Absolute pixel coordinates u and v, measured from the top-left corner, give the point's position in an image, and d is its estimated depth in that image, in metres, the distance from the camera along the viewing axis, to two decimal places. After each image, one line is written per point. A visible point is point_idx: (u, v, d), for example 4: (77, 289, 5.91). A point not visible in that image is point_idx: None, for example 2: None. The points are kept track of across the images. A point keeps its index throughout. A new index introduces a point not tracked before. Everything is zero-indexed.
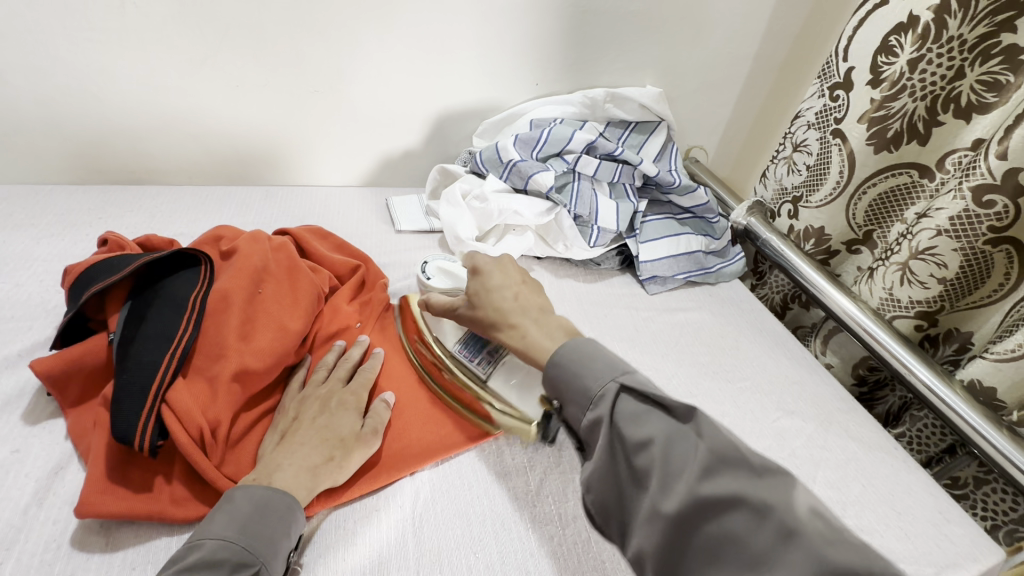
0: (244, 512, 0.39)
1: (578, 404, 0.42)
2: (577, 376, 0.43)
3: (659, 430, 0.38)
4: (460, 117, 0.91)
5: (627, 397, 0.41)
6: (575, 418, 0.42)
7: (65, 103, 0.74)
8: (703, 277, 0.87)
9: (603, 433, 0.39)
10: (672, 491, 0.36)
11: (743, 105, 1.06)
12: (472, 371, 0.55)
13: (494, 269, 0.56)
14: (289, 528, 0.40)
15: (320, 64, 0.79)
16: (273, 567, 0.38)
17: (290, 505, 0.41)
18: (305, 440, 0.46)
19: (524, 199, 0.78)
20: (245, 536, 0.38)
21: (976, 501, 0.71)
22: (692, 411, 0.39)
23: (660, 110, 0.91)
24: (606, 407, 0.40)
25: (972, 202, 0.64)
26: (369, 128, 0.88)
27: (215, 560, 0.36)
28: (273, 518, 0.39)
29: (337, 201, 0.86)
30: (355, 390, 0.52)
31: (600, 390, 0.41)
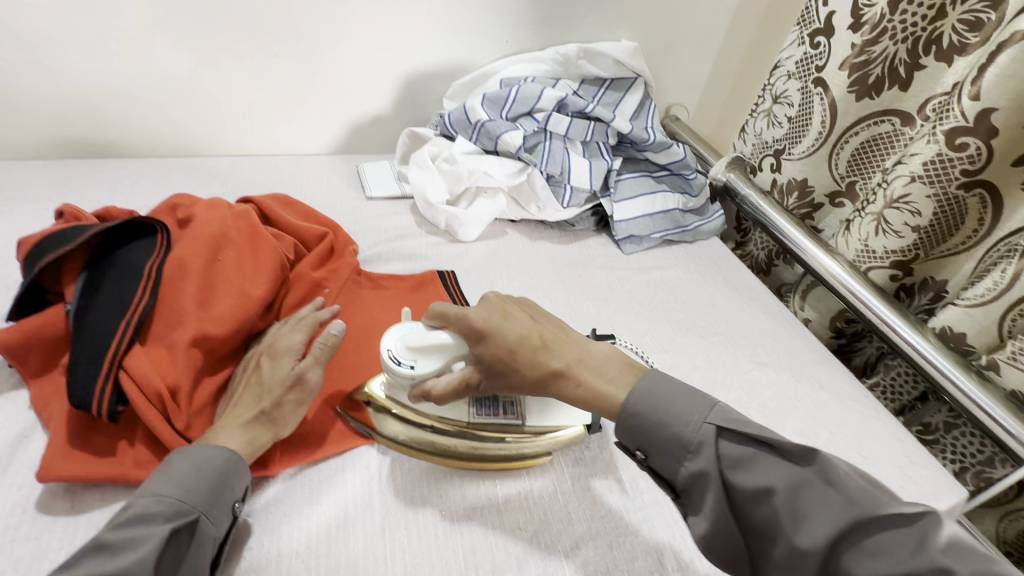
0: (180, 470, 0.40)
1: (670, 454, 0.41)
2: (666, 423, 0.41)
3: (779, 478, 0.38)
4: (429, 78, 0.88)
5: (727, 438, 0.40)
6: (665, 468, 0.42)
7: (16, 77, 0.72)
8: (680, 236, 0.86)
9: (710, 486, 0.39)
10: (805, 529, 0.36)
11: (724, 58, 1.03)
12: (501, 424, 0.50)
13: (500, 319, 0.46)
14: (230, 482, 0.41)
15: (278, 26, 0.76)
16: (216, 519, 0.40)
17: (230, 461, 0.42)
18: (239, 399, 0.46)
19: (494, 160, 0.76)
20: (182, 491, 0.39)
21: (945, 446, 0.72)
22: (811, 453, 0.38)
23: (636, 65, 0.89)
24: (710, 459, 0.39)
25: (946, 146, 0.62)
26: (334, 92, 0.85)
27: (148, 514, 0.37)
28: (211, 473, 0.40)
29: (306, 170, 0.84)
30: (293, 339, 0.50)
31: (695, 437, 0.40)
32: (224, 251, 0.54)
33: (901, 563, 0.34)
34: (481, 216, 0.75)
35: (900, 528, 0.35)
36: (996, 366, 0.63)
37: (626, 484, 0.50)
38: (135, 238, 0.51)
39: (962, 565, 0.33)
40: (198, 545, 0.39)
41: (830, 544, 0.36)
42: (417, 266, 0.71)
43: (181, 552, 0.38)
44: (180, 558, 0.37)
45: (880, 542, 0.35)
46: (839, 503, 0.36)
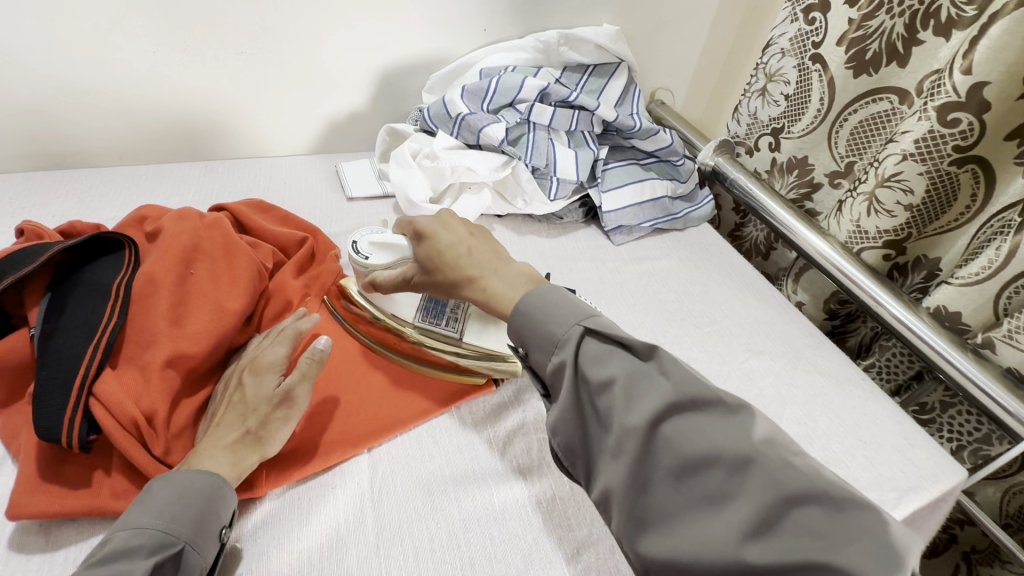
0: (161, 499, 0.38)
1: (543, 350, 0.42)
2: (541, 322, 0.43)
3: (622, 369, 0.39)
4: (406, 72, 0.85)
5: (591, 339, 0.41)
6: (541, 364, 0.42)
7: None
8: (670, 224, 0.85)
9: (568, 376, 0.40)
10: (635, 410, 0.37)
11: (710, 40, 1.01)
12: (443, 333, 0.55)
13: (438, 228, 0.51)
14: (215, 509, 0.39)
15: (245, 22, 0.73)
16: (201, 548, 0.38)
17: (214, 487, 0.40)
18: (222, 419, 0.44)
19: (477, 154, 0.74)
20: (164, 521, 0.37)
21: (942, 425, 0.72)
22: (653, 349, 0.39)
23: (619, 50, 0.87)
24: (570, 351, 0.40)
25: (936, 121, 0.61)
26: (308, 90, 0.82)
27: (129, 547, 0.35)
28: (193, 500, 0.38)
29: (282, 172, 0.81)
30: (275, 353, 0.48)
31: (564, 335, 0.41)
32: (196, 263, 0.51)
33: (714, 442, 0.35)
34: (466, 214, 0.73)
35: (718, 414, 0.36)
36: (992, 344, 0.63)
37: None
38: (100, 255, 0.48)
39: (773, 451, 0.35)
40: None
41: (654, 421, 0.36)
42: None
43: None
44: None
45: (698, 426, 0.36)
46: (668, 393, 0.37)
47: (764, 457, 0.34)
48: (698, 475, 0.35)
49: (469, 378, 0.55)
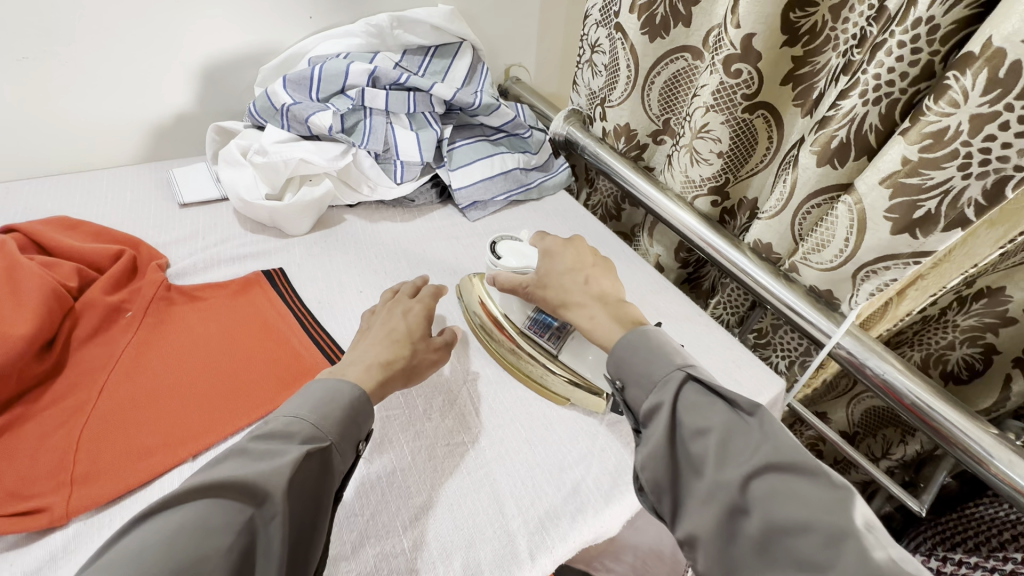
0: (316, 395, 0.44)
1: (642, 387, 0.46)
2: (645, 364, 0.46)
3: (718, 421, 0.41)
4: (232, 67, 0.81)
5: (692, 385, 0.44)
6: (637, 402, 0.46)
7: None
8: (526, 194, 0.87)
9: (662, 416, 0.43)
10: (728, 465, 0.39)
11: (549, 15, 1.04)
12: (541, 345, 0.58)
13: (567, 252, 0.58)
14: (359, 422, 0.44)
15: (23, 25, 0.65)
16: (342, 453, 0.42)
17: (364, 402, 0.45)
18: (374, 344, 0.52)
19: (311, 145, 0.72)
20: (321, 416, 0.42)
21: (776, 347, 0.80)
22: (755, 406, 0.42)
23: (456, 30, 0.89)
24: (669, 393, 0.43)
25: (726, 74, 0.67)
26: (122, 95, 0.76)
27: (288, 431, 0.40)
28: (343, 408, 0.44)
29: (103, 185, 0.75)
30: (423, 300, 0.58)
31: (664, 376, 0.45)
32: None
33: (809, 514, 0.36)
34: (306, 207, 0.71)
35: (821, 486, 0.37)
36: (796, 268, 0.70)
37: (469, 446, 0.52)
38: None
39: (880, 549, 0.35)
40: (327, 473, 0.41)
41: (747, 477, 0.38)
42: (240, 269, 0.66)
43: (312, 475, 0.40)
44: (315, 477, 0.40)
45: (795, 492, 0.37)
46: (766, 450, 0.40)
47: (872, 549, 0.34)
48: (787, 540, 0.36)
49: (551, 395, 0.57)
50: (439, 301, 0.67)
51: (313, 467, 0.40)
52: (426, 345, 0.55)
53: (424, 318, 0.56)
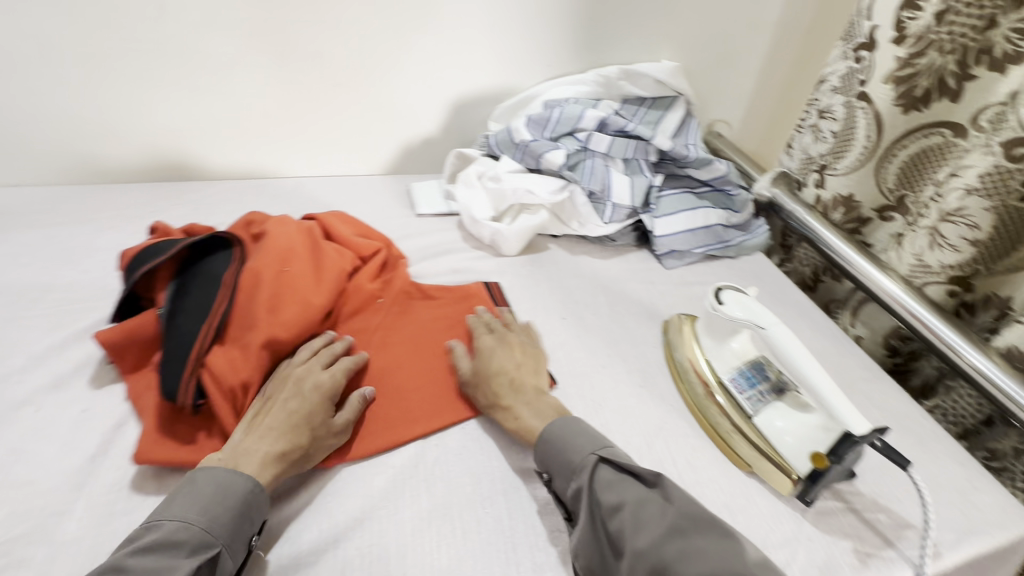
0: (205, 493, 0.43)
1: (563, 477, 0.47)
2: (563, 449, 0.49)
3: (631, 495, 0.44)
4: (475, 102, 0.93)
5: (605, 466, 0.47)
6: (561, 490, 0.48)
7: (92, 99, 0.77)
8: (723, 251, 0.87)
9: (584, 500, 0.45)
10: (642, 533, 0.41)
11: (767, 75, 1.03)
12: (739, 402, 0.58)
13: (494, 350, 0.59)
14: (253, 518, 0.43)
15: (344, 59, 0.83)
16: (234, 553, 0.42)
17: (257, 493, 0.44)
18: (272, 425, 0.48)
19: (537, 178, 0.80)
20: (207, 524, 0.41)
21: (1016, 472, 0.68)
22: (658, 477, 0.44)
23: (677, 84, 0.92)
24: (586, 477, 0.45)
25: (1004, 156, 0.62)
26: (392, 118, 0.91)
27: (173, 541, 0.39)
28: (234, 504, 0.43)
29: (361, 191, 0.90)
30: (334, 375, 0.53)
31: (581, 462, 0.47)
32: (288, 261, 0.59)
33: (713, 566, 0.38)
34: (524, 232, 0.78)
35: (723, 540, 0.40)
36: None
37: None
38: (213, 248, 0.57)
39: None
40: None
41: (660, 544, 0.40)
42: (463, 279, 0.74)
43: None
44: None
45: (700, 548, 0.40)
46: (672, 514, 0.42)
47: None
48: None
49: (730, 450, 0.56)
50: (635, 343, 0.68)
51: None
52: (324, 432, 0.50)
53: (322, 403, 0.50)
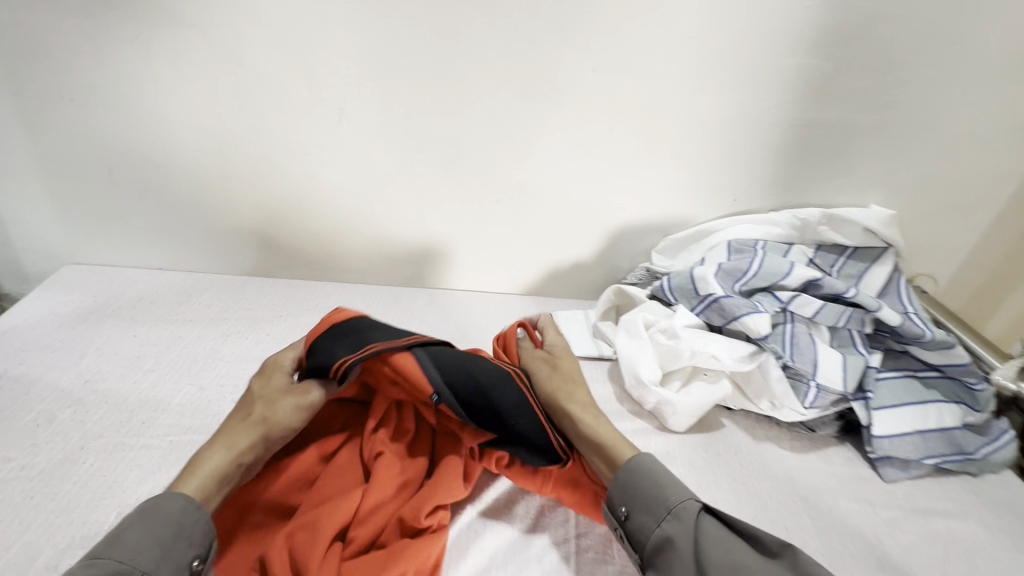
0: (150, 524, 0.40)
1: (651, 513, 0.46)
2: (657, 488, 0.47)
3: (749, 558, 0.42)
4: (640, 231, 0.80)
5: (708, 516, 0.45)
6: (643, 528, 0.46)
7: (246, 195, 0.73)
8: (963, 464, 0.65)
9: (680, 552, 0.43)
10: None
11: (998, 231, 0.84)
12: None
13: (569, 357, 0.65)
14: (189, 538, 0.41)
15: (507, 177, 0.74)
16: None
17: (191, 510, 0.42)
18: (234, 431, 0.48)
19: (723, 341, 0.64)
20: (131, 551, 0.39)
21: None
22: (784, 547, 0.42)
23: (892, 236, 0.75)
24: (688, 525, 0.44)
25: None
26: (545, 239, 0.80)
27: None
28: (159, 526, 0.40)
29: (500, 314, 0.79)
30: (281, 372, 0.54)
31: (678, 503, 0.46)
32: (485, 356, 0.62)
33: None
34: (701, 407, 0.62)
35: None
36: None
37: None
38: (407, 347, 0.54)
39: None
40: None
41: None
42: None
43: None
44: None
45: None
46: None
47: None
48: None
49: None
50: None
51: None
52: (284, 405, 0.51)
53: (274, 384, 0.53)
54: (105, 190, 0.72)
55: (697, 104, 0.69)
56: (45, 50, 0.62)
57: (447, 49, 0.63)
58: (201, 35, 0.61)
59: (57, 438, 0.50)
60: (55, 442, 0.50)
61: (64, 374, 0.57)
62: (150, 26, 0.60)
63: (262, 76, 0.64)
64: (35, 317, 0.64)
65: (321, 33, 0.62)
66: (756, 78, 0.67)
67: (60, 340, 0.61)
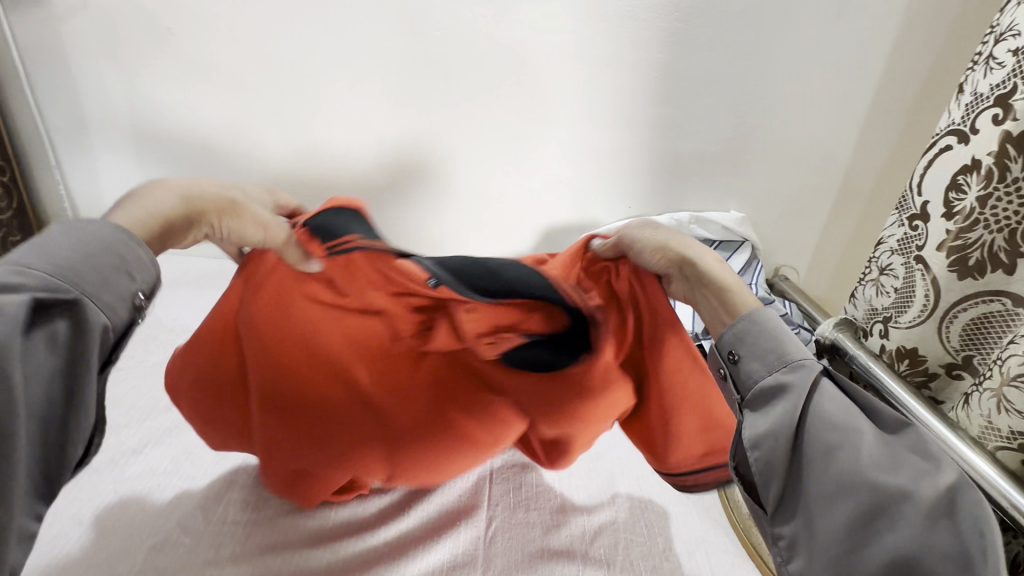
0: (84, 243, 0.45)
1: (765, 361, 0.53)
2: (767, 345, 0.53)
3: (862, 419, 0.48)
4: (564, 231, 1.10)
5: (826, 380, 0.52)
6: (751, 374, 0.54)
7: None
8: None
9: (785, 396, 0.51)
10: (863, 455, 0.46)
11: (833, 231, 1.13)
12: None
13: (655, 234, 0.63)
14: (129, 273, 0.47)
15: (463, 189, 1.04)
16: (96, 301, 0.44)
17: (134, 248, 0.48)
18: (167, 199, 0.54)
19: None
20: (65, 266, 0.43)
21: None
22: (899, 423, 0.49)
23: (743, 231, 1.06)
24: (801, 377, 0.51)
25: None
26: (494, 236, 1.10)
27: (40, 286, 0.41)
28: (96, 253, 0.45)
29: None
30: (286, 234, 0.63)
31: (796, 360, 0.52)
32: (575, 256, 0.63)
33: (902, 484, 0.44)
34: None
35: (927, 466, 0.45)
36: None
37: None
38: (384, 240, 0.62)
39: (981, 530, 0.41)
40: (79, 330, 0.43)
41: (895, 482, 0.44)
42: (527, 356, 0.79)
43: (61, 335, 0.42)
44: (60, 338, 0.42)
45: (895, 464, 0.46)
46: (899, 450, 0.47)
47: (969, 519, 0.42)
48: (894, 509, 0.44)
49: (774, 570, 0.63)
50: None
51: (58, 317, 0.42)
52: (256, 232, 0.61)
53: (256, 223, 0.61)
54: None
55: (593, 139, 1.00)
56: (152, 105, 0.93)
57: (419, 104, 0.95)
58: (258, 96, 0.93)
59: None
60: None
61: None
62: (225, 90, 0.92)
63: (295, 121, 0.95)
64: None
65: (336, 94, 0.93)
66: (631, 121, 0.98)
67: None
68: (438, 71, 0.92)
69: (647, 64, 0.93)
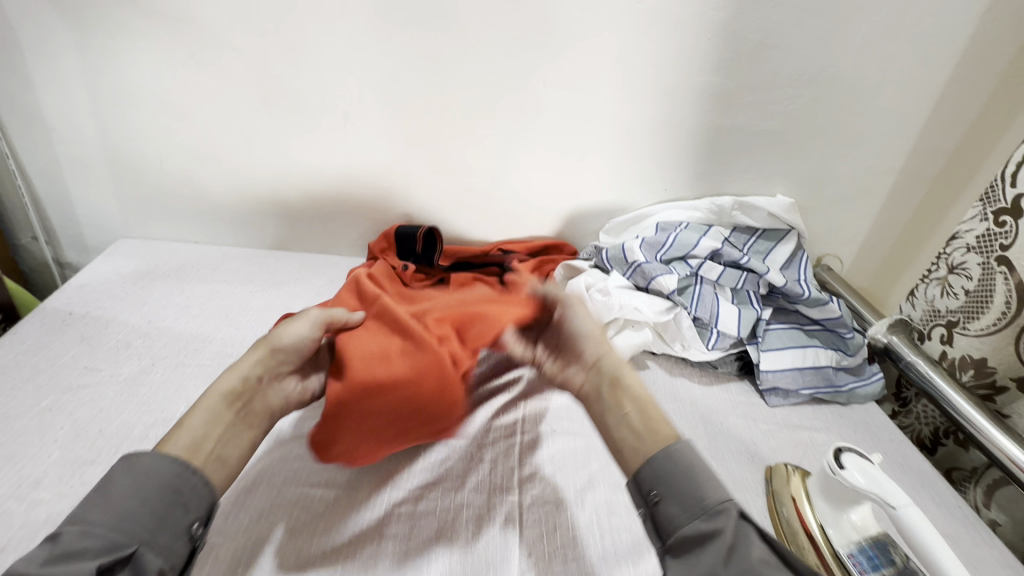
0: (126, 488, 0.46)
1: (685, 508, 0.49)
2: (698, 488, 0.50)
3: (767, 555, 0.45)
4: (589, 215, 0.98)
5: (746, 521, 0.48)
6: (671, 517, 0.50)
7: (269, 182, 0.90)
8: (832, 396, 0.82)
9: (715, 543, 0.47)
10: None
11: (887, 218, 1.01)
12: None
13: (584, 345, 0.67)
14: (184, 504, 0.48)
15: (477, 170, 0.91)
16: (156, 549, 0.45)
17: (187, 476, 0.49)
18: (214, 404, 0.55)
19: (645, 297, 0.82)
20: (119, 516, 0.45)
21: None
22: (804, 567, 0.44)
23: (791, 219, 0.92)
24: (724, 521, 0.48)
25: None
26: (513, 220, 0.98)
27: (81, 546, 0.43)
28: (149, 490, 0.47)
29: None
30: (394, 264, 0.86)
31: (718, 505, 0.49)
32: (554, 263, 0.93)
33: None
34: (626, 349, 0.79)
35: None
36: None
37: None
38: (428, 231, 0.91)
39: None
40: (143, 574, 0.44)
41: None
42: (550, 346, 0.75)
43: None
44: None
45: None
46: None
47: None
48: None
49: None
50: (737, 488, 0.65)
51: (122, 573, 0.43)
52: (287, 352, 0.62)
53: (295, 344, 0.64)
54: (154, 176, 0.89)
55: (626, 112, 0.87)
56: (113, 65, 0.79)
57: (427, 68, 0.81)
58: (239, 56, 0.78)
59: (133, 357, 0.67)
60: (132, 360, 0.67)
61: (132, 316, 0.74)
62: (197, 47, 0.77)
63: (283, 87, 0.81)
64: (103, 276, 0.81)
65: (333, 53, 0.79)
66: (673, 90, 0.85)
67: (124, 293, 0.78)
68: (450, 27, 0.77)
69: (697, 23, 0.79)
